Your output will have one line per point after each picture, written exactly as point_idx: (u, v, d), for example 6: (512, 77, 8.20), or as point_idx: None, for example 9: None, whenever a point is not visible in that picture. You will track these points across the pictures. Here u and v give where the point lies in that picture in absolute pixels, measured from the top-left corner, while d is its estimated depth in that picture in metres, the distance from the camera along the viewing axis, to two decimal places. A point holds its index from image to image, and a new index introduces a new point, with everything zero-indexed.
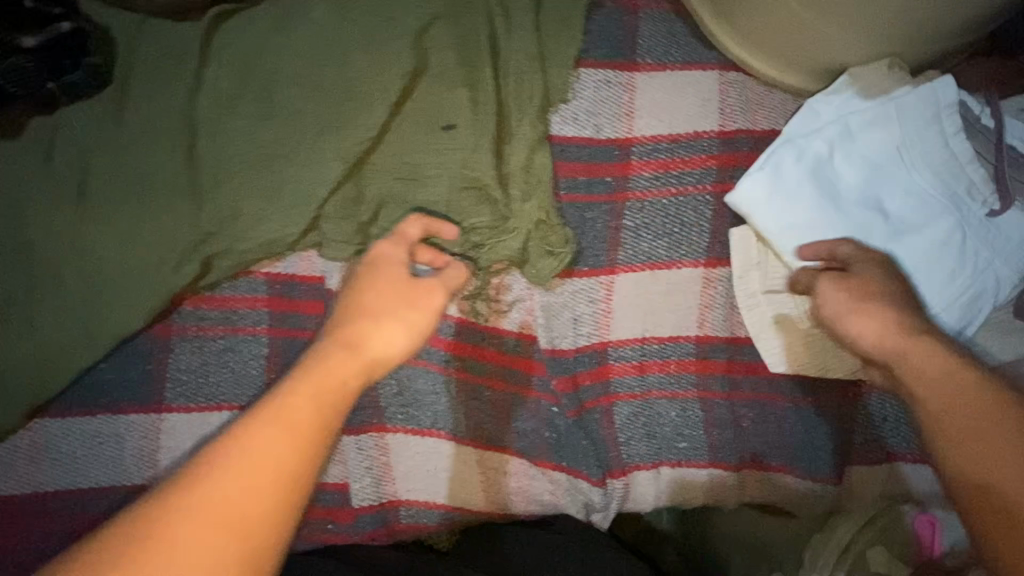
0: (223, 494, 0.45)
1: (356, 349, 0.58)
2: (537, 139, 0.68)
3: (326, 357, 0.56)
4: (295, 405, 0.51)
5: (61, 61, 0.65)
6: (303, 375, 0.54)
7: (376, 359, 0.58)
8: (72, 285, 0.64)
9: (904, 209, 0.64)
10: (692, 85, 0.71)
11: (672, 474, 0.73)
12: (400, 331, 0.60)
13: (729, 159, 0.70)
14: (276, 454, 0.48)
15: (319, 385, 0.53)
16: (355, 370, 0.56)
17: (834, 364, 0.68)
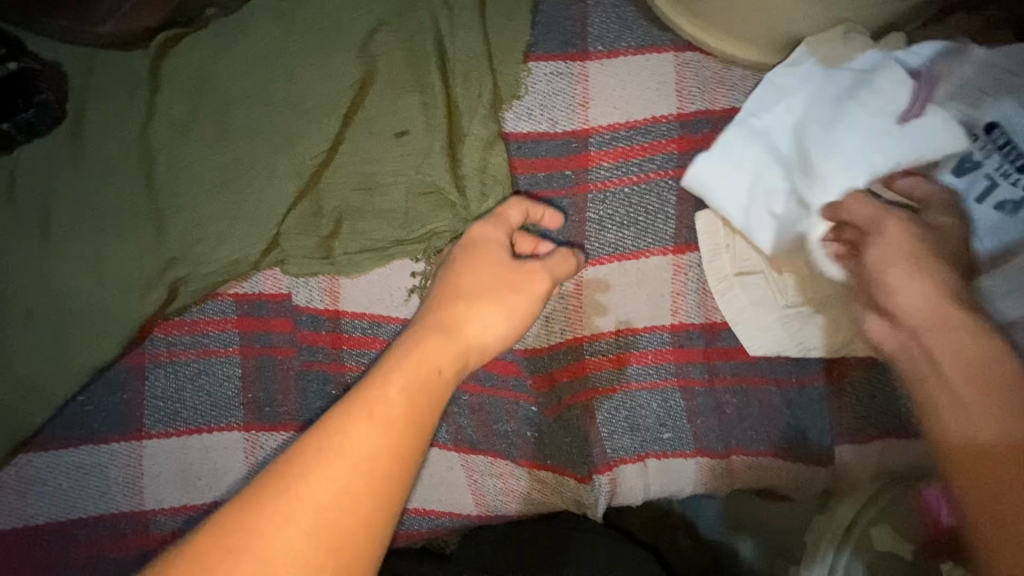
0: (316, 498, 0.41)
1: (448, 334, 0.54)
2: (491, 138, 0.68)
3: (433, 343, 0.52)
4: (395, 401, 0.47)
5: (14, 101, 0.66)
6: (415, 364, 0.50)
7: (469, 343, 0.55)
8: (44, 319, 0.65)
9: (870, 170, 0.61)
10: (646, 69, 0.69)
11: (660, 466, 0.71)
12: (501, 315, 0.57)
13: (689, 141, 0.68)
14: (370, 457, 0.44)
15: (424, 378, 0.49)
16: (446, 358, 0.52)
17: (815, 343, 0.66)
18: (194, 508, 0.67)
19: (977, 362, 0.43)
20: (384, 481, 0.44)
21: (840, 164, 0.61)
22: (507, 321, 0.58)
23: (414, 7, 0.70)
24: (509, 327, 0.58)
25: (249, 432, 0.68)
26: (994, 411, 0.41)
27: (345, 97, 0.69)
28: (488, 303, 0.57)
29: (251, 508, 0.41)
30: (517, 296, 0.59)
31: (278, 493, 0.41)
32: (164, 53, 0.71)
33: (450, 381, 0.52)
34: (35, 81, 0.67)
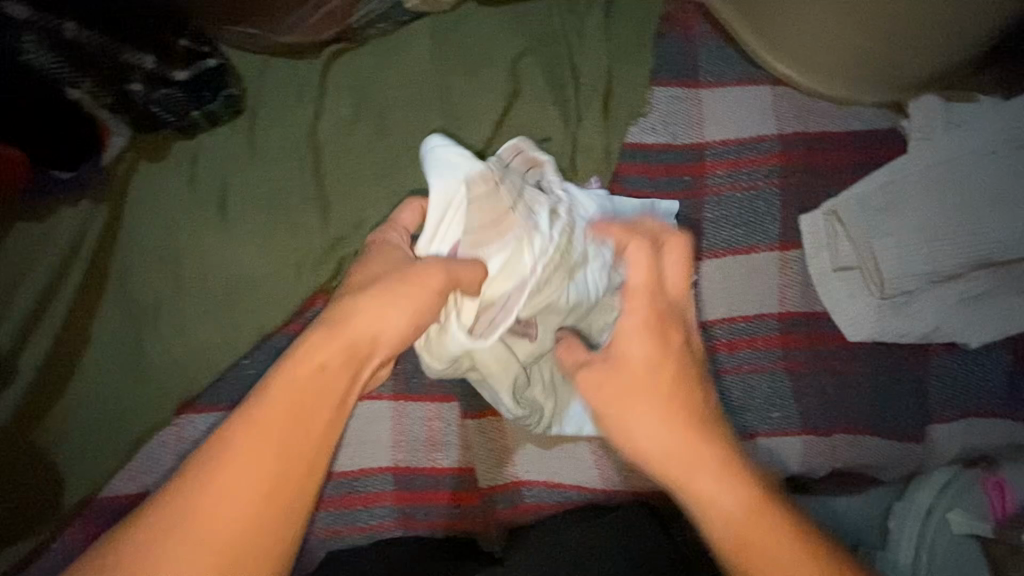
0: (214, 509, 0.49)
1: (340, 337, 0.56)
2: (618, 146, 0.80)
3: (320, 348, 0.55)
4: (316, 412, 0.53)
5: (203, 92, 0.72)
6: (294, 373, 0.54)
7: (375, 340, 0.57)
8: (216, 287, 0.72)
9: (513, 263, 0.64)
10: (750, 98, 0.82)
11: (768, 444, 0.78)
12: (399, 314, 0.57)
13: (789, 156, 0.80)
14: (270, 463, 0.51)
15: (315, 387, 0.54)
16: (335, 367, 0.55)
17: (906, 329, 0.76)
18: (346, 474, 0.73)
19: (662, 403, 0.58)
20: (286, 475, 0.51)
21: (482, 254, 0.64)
22: (410, 322, 0.58)
23: (554, 39, 0.82)
24: (421, 320, 0.59)
25: (398, 401, 0.74)
26: (719, 470, 0.55)
27: (496, 109, 0.80)
28: (384, 298, 0.57)
29: (190, 514, 0.49)
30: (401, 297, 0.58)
31: (173, 502, 0.49)
32: (332, 63, 0.81)
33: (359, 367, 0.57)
34: (225, 77, 0.74)
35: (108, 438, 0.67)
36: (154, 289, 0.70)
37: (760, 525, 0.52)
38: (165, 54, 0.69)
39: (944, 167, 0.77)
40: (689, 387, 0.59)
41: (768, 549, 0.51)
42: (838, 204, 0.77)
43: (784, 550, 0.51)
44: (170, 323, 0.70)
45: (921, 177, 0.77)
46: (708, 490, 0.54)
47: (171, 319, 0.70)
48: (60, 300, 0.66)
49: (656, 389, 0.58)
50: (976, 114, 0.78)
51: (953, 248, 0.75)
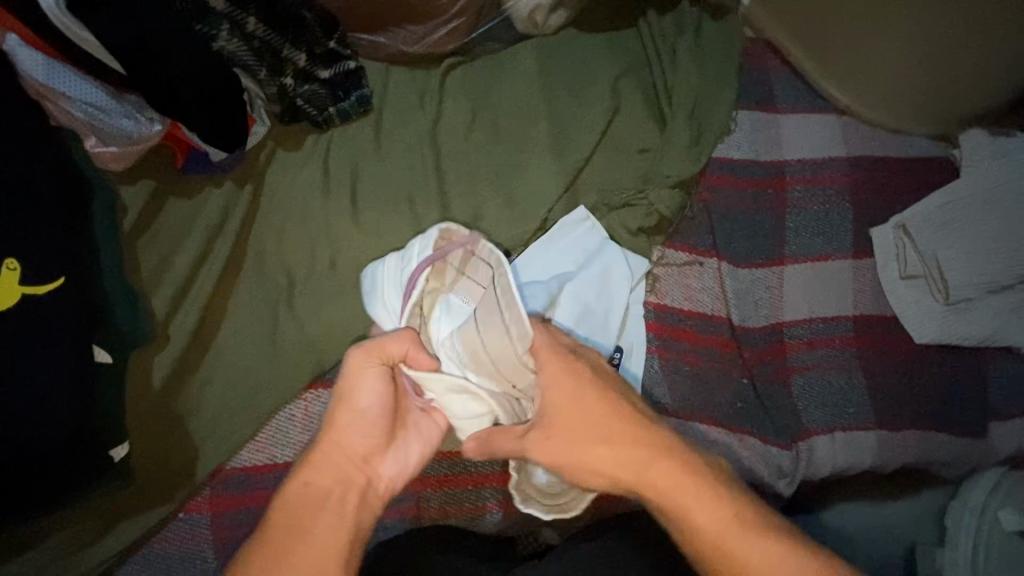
0: None
1: (318, 460, 0.55)
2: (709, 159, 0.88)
3: (301, 469, 0.54)
4: (304, 532, 0.50)
5: (339, 91, 0.79)
6: (290, 500, 0.52)
7: (353, 461, 0.56)
8: (346, 268, 0.75)
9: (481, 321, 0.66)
10: (820, 125, 0.92)
11: (846, 438, 0.83)
12: (374, 403, 0.57)
13: (857, 177, 0.90)
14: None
15: (305, 507, 0.52)
16: (320, 487, 0.53)
17: (968, 333, 0.84)
18: (457, 454, 0.74)
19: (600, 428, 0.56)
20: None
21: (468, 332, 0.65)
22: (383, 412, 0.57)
23: (649, 64, 0.91)
24: (379, 423, 0.57)
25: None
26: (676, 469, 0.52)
27: (599, 121, 0.87)
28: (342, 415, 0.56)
29: None
30: (361, 420, 0.56)
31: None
32: (450, 74, 0.88)
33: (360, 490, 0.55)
34: (359, 79, 0.80)
35: (244, 411, 0.68)
36: (290, 266, 0.74)
37: (744, 532, 0.49)
38: (314, 55, 0.76)
39: (996, 190, 0.86)
40: (611, 417, 0.56)
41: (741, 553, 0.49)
42: (906, 219, 0.86)
43: (763, 554, 0.48)
44: (303, 301, 0.72)
45: (976, 197, 0.86)
46: (688, 502, 0.51)
47: (304, 296, 0.73)
48: (205, 277, 0.70)
49: (598, 425, 0.56)
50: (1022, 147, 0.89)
51: (1009, 262, 0.83)
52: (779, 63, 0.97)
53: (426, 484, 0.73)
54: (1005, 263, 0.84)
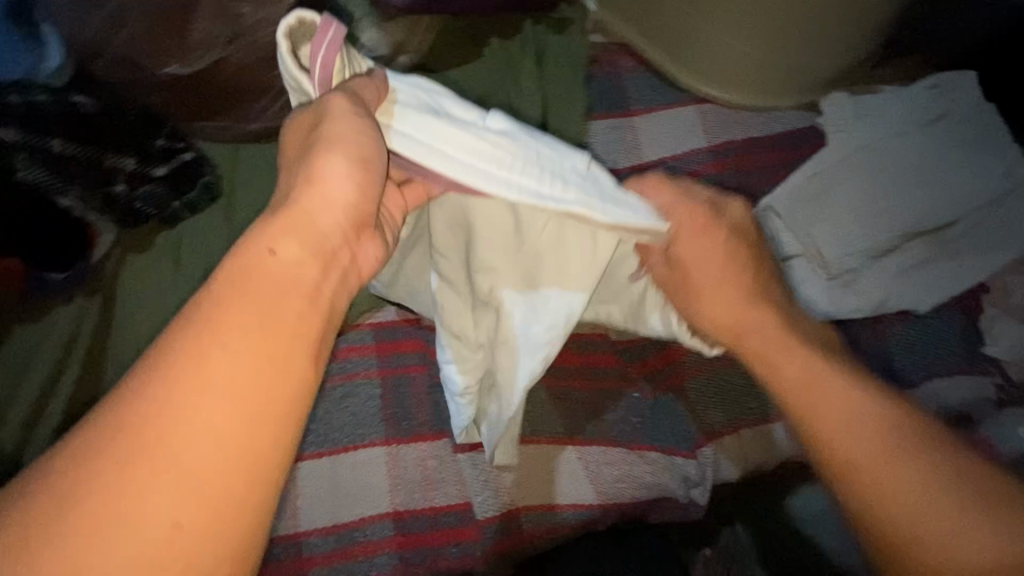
0: (196, 431, 0.39)
1: (290, 226, 0.48)
2: None
3: (269, 233, 0.47)
4: (265, 311, 0.44)
5: (182, 184, 0.80)
6: (258, 267, 0.45)
7: (328, 233, 0.50)
8: None
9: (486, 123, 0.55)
10: (679, 119, 0.91)
11: (751, 435, 0.81)
12: (349, 166, 0.50)
13: (723, 164, 0.87)
14: (255, 357, 0.42)
15: (274, 280, 0.45)
16: (291, 259, 0.47)
17: (857, 304, 0.80)
18: (344, 526, 0.74)
19: (721, 296, 0.63)
20: (276, 385, 0.42)
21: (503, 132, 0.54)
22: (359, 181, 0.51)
23: (494, 92, 0.91)
24: (368, 182, 0.51)
25: (391, 445, 0.78)
26: (808, 353, 0.59)
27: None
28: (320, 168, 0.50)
29: (150, 437, 0.38)
30: (337, 175, 0.50)
31: (119, 471, 0.37)
32: None
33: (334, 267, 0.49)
34: (201, 167, 0.81)
35: None
36: None
37: (852, 393, 0.54)
38: (145, 156, 0.77)
39: (859, 154, 0.84)
40: (721, 270, 0.63)
41: (830, 407, 0.54)
42: (773, 201, 0.84)
43: (860, 414, 0.53)
44: None
45: (841, 164, 0.84)
46: (778, 367, 0.59)
47: None
48: (60, 392, 0.71)
49: (711, 278, 0.63)
50: (878, 105, 0.87)
51: (879, 225, 0.81)
52: (632, 63, 0.96)
53: (316, 562, 0.73)
54: (876, 227, 0.82)
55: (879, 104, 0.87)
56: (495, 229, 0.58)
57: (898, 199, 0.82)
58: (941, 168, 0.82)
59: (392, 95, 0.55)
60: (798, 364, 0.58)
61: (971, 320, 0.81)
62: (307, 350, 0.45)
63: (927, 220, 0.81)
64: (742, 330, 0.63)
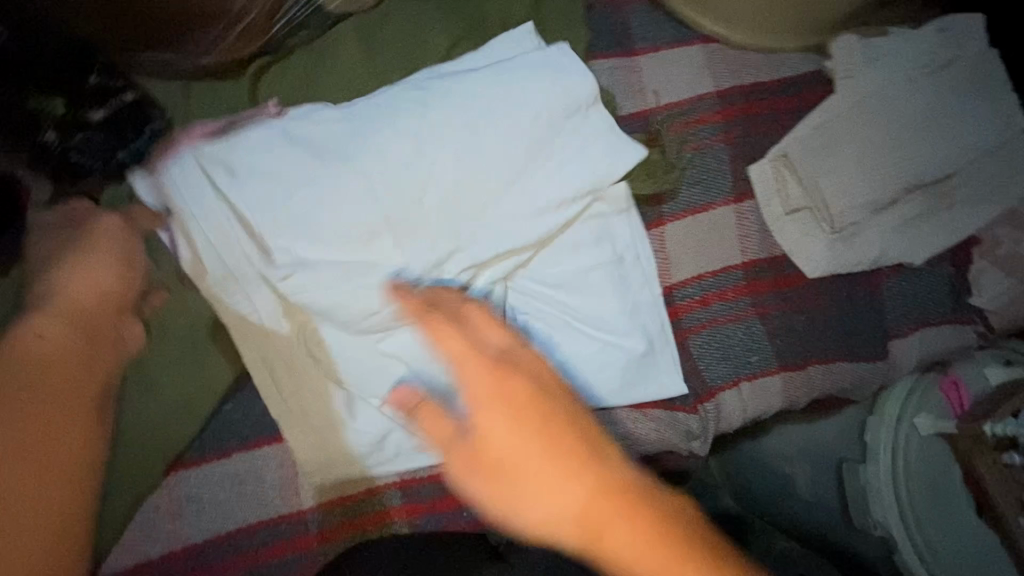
0: (19, 475, 0.49)
1: (58, 313, 0.57)
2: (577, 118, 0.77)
3: (33, 320, 0.56)
4: (31, 369, 0.53)
5: (127, 131, 0.69)
6: (9, 363, 0.53)
7: (75, 329, 0.57)
8: (174, 336, 0.69)
9: (242, 203, 0.67)
10: (684, 59, 0.85)
11: (752, 387, 0.81)
12: (107, 262, 0.62)
13: (730, 112, 0.83)
14: (68, 398, 0.54)
15: (40, 357, 0.54)
16: (55, 338, 0.56)
17: (855, 258, 0.81)
18: (350, 499, 0.69)
19: (503, 424, 0.52)
20: (52, 429, 0.51)
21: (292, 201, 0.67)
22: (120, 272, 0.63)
23: (483, 25, 0.81)
24: (123, 281, 0.63)
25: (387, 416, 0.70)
26: (599, 478, 0.50)
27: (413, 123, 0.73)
28: (83, 264, 0.61)
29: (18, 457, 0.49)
30: (114, 235, 0.64)
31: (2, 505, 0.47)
32: (262, 79, 0.76)
33: (92, 392, 0.56)
34: (148, 111, 0.70)
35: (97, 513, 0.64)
36: None
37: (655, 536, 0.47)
38: (78, 101, 0.68)
39: (869, 100, 0.81)
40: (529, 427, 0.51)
41: (619, 544, 0.48)
42: (785, 147, 0.81)
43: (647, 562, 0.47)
44: (137, 386, 0.68)
45: (851, 111, 0.81)
46: (528, 506, 0.50)
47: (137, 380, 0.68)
48: None
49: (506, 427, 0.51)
50: (887, 50, 0.84)
51: (888, 170, 0.80)
52: None
53: (328, 542, 0.67)
54: (885, 172, 0.80)
55: (887, 49, 0.84)
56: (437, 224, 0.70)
57: (908, 144, 0.80)
58: (946, 117, 0.81)
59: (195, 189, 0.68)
60: (559, 498, 0.49)
61: (960, 272, 0.84)
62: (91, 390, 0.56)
63: (932, 169, 0.80)
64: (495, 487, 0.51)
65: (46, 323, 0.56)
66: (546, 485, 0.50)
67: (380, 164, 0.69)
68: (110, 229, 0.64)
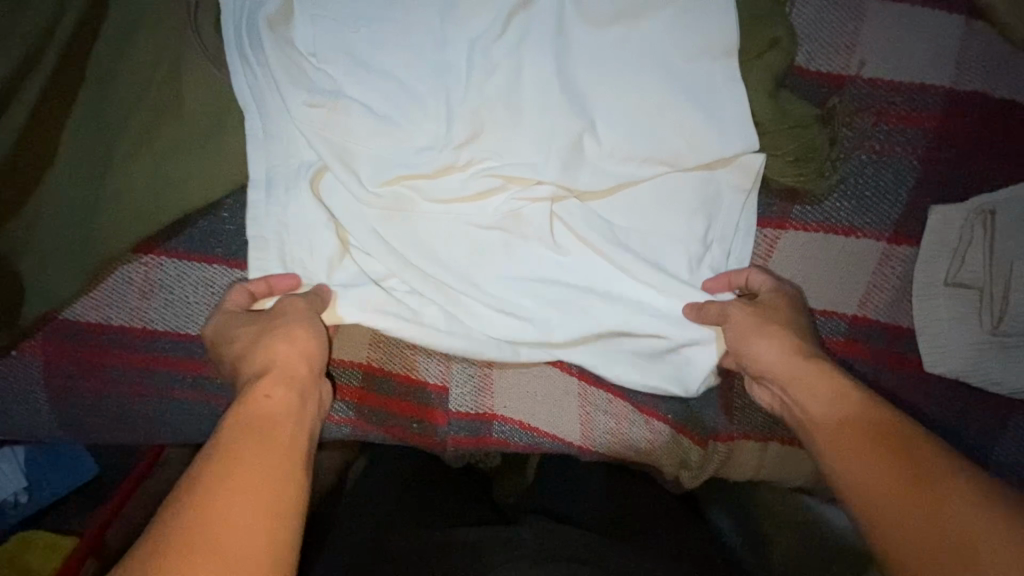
0: (238, 504, 0.41)
1: (273, 376, 0.51)
2: (748, 54, 0.58)
3: (259, 383, 0.50)
4: (248, 435, 0.46)
5: None
6: (248, 423, 0.47)
7: (290, 403, 0.50)
8: (195, 111, 0.60)
9: (296, 29, 0.58)
10: (930, 29, 0.60)
11: (780, 452, 0.66)
12: (307, 338, 0.54)
13: (951, 123, 0.60)
14: (274, 443, 0.46)
15: (264, 418, 0.47)
16: (276, 402, 0.49)
17: (1004, 377, 0.60)
18: None
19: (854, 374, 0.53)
20: (273, 465, 0.44)
21: (350, 49, 0.58)
22: (318, 350, 0.55)
23: None
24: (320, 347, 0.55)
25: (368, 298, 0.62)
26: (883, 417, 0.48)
27: None
28: (286, 341, 0.53)
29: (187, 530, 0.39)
30: (311, 326, 0.55)
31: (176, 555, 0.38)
32: None
33: (294, 438, 0.47)
34: None
35: (61, 268, 0.60)
36: (123, 92, 0.59)
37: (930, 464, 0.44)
38: None
39: None
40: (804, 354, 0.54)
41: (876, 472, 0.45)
42: (997, 203, 0.59)
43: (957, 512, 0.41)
44: (130, 145, 0.59)
45: None
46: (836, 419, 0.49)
47: (133, 140, 0.59)
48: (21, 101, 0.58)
49: (779, 356, 0.54)
50: None
51: None
52: None
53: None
54: None
55: None
56: (498, 140, 0.59)
57: None
58: None
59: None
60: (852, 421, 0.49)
61: None
62: (290, 452, 0.46)
63: None
64: (829, 410, 0.50)
65: (264, 384, 0.50)
66: (829, 394, 0.51)
67: (457, 41, 0.58)
68: (307, 311, 0.56)
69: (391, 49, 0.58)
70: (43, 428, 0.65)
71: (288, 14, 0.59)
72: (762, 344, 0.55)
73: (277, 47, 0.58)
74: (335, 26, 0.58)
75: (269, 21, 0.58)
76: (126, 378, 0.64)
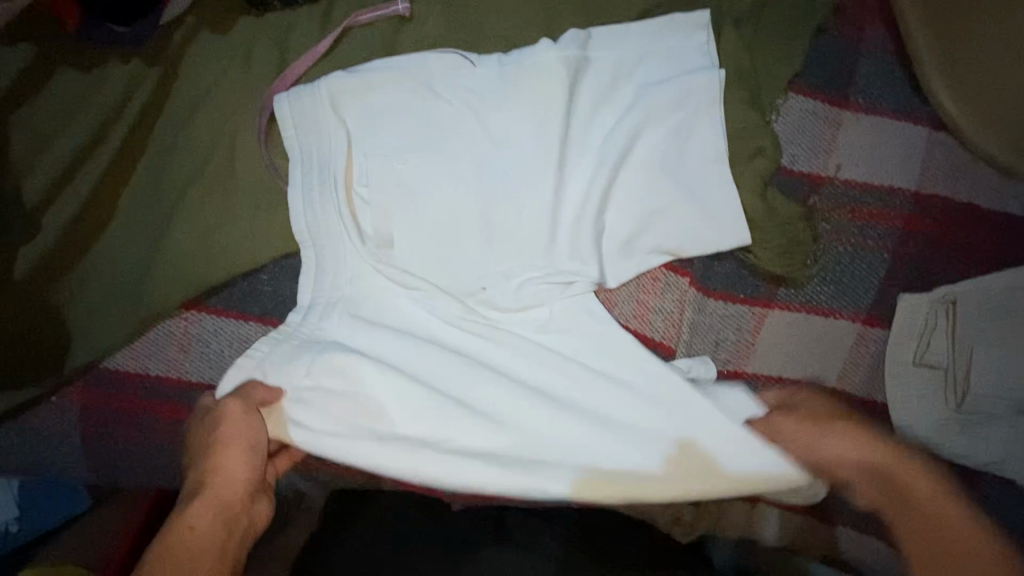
0: None
1: (204, 498, 0.56)
2: (743, 156, 0.66)
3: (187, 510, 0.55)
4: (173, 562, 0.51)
5: None
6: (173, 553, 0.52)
7: (219, 522, 0.55)
8: (245, 185, 0.66)
9: (339, 121, 0.65)
10: (899, 139, 0.69)
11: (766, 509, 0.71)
12: (241, 454, 0.58)
13: (918, 222, 0.68)
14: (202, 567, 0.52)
15: (192, 544, 0.53)
16: (202, 524, 0.54)
17: (969, 451, 0.66)
18: None
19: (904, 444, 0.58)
20: None
21: (388, 140, 0.65)
22: (255, 462, 0.59)
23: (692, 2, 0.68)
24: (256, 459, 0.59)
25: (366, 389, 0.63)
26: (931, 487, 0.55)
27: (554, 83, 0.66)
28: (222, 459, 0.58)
29: None
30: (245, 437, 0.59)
31: None
32: None
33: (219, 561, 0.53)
34: None
35: (110, 324, 0.65)
36: (182, 165, 0.65)
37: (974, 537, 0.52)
38: None
39: None
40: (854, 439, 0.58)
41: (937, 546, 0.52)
42: (958, 294, 0.67)
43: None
44: (185, 214, 0.65)
45: None
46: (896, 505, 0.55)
47: (188, 209, 0.65)
48: (86, 174, 0.64)
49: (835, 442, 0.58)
50: None
51: None
52: (884, 35, 0.70)
53: None
54: None
55: None
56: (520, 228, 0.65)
57: None
58: None
59: (302, 90, 0.65)
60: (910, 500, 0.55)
61: None
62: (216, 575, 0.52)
63: None
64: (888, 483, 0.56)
65: (195, 506, 0.55)
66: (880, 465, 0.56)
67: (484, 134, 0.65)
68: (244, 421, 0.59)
69: (426, 143, 0.65)
70: (71, 471, 0.68)
71: (332, 107, 0.65)
72: (824, 441, 0.58)
73: (322, 136, 0.65)
74: (377, 119, 0.66)
75: (315, 111, 0.65)
76: (158, 424, 0.68)
